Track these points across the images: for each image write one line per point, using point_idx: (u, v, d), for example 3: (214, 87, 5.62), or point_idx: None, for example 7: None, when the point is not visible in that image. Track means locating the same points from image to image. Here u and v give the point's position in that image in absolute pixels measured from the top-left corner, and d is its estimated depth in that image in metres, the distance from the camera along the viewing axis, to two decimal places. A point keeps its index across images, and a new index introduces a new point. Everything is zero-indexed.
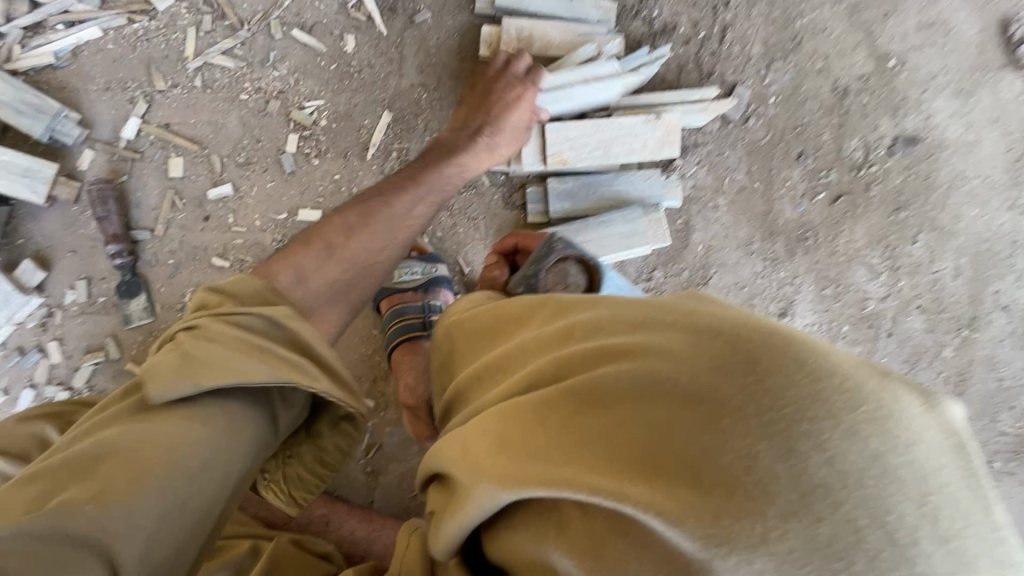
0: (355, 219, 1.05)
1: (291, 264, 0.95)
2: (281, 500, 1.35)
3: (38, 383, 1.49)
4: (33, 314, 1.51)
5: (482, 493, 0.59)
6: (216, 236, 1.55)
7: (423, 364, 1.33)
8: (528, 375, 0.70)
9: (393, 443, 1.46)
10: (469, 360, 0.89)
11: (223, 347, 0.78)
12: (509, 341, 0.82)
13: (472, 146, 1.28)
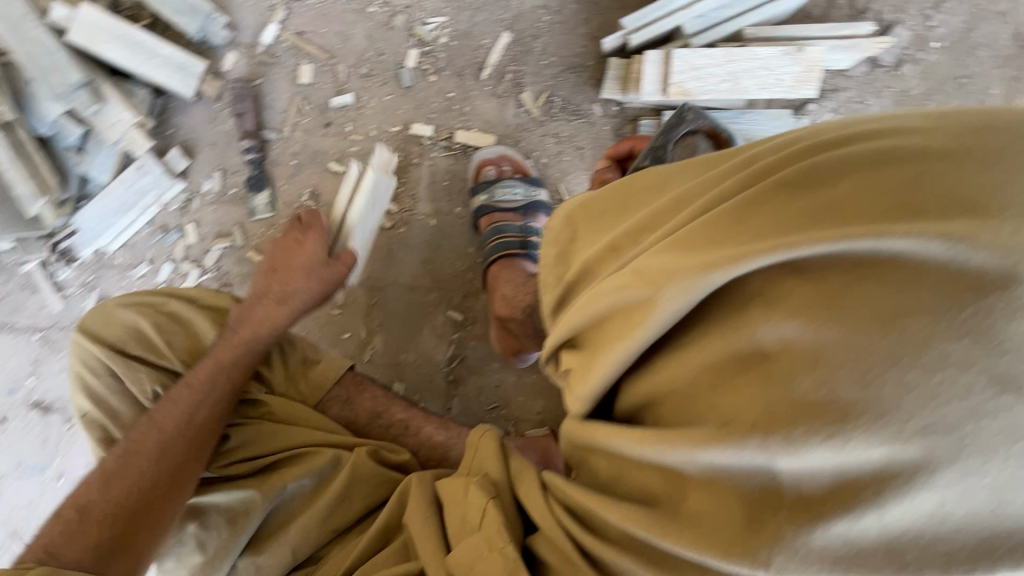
0: (113, 465, 1.09)
1: (96, 479, 1.07)
2: (361, 401, 1.35)
3: (175, 260, 1.67)
4: (176, 198, 1.68)
5: (677, 288, 0.64)
6: (336, 142, 1.64)
7: (521, 278, 1.35)
8: (673, 213, 0.75)
9: (477, 357, 1.51)
10: (585, 237, 0.88)
11: None
12: (623, 208, 0.86)
13: (261, 307, 1.25)
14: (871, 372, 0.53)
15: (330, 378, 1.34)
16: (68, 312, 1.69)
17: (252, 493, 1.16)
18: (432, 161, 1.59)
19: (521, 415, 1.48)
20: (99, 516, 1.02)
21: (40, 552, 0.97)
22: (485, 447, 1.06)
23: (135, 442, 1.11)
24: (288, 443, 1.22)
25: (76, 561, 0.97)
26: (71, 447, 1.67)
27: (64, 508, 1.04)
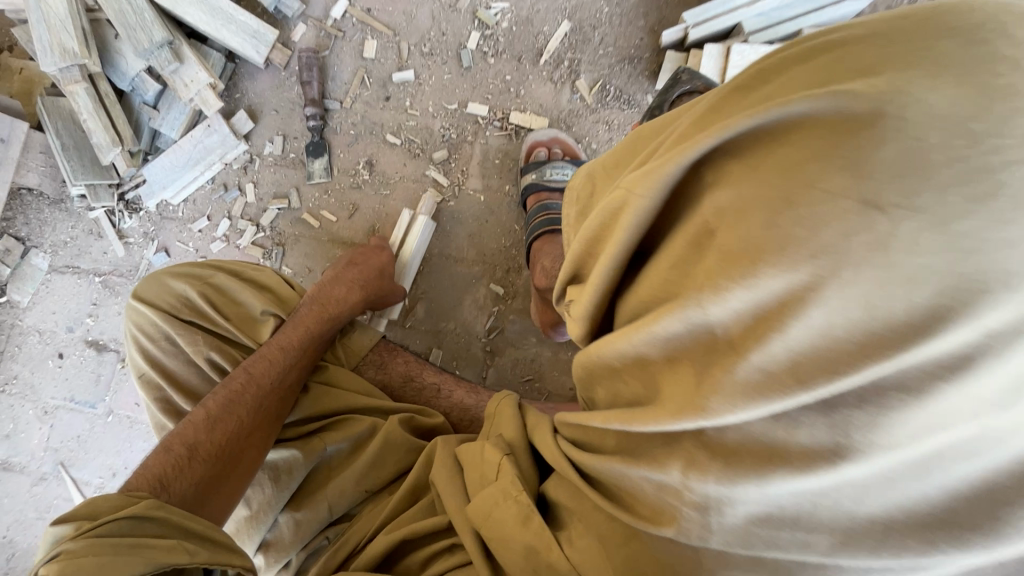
0: (213, 413, 1.13)
1: (196, 428, 1.10)
2: (395, 365, 1.42)
3: (233, 217, 1.75)
4: (238, 158, 1.76)
5: (641, 185, 0.60)
6: (394, 116, 1.70)
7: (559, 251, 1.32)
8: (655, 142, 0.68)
9: (515, 331, 1.56)
10: (598, 190, 0.81)
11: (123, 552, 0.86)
12: (626, 154, 0.77)
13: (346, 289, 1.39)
14: (820, 241, 0.46)
15: (365, 345, 1.43)
16: (129, 259, 1.79)
17: (293, 450, 1.20)
18: (486, 140, 1.65)
19: (553, 389, 1.52)
20: (207, 455, 1.07)
21: (152, 484, 1.00)
22: (503, 408, 1.05)
23: (229, 389, 1.16)
24: (327, 404, 1.27)
25: (182, 495, 1.01)
26: (120, 387, 1.75)
27: (170, 445, 1.08)
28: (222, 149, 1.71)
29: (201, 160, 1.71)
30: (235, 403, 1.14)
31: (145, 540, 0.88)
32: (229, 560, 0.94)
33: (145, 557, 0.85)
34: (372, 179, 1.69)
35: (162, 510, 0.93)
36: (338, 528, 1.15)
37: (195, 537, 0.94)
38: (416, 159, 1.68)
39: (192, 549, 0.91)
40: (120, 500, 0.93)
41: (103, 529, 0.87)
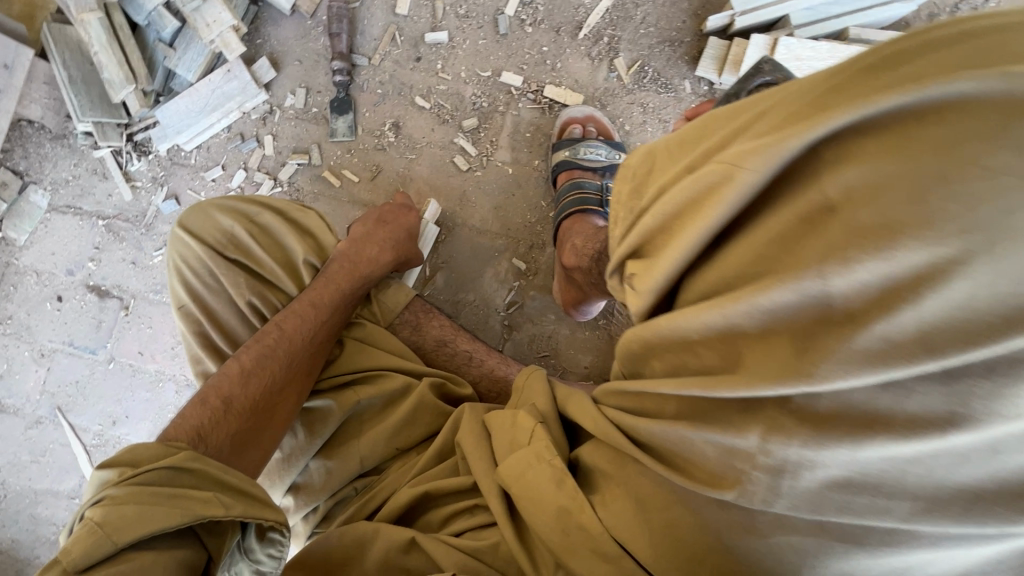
0: (248, 367, 1.14)
1: (232, 382, 1.12)
2: (430, 328, 1.43)
3: (249, 168, 1.69)
4: (257, 108, 1.69)
5: (752, 157, 0.53)
6: (425, 78, 1.65)
7: (590, 229, 1.31)
8: (730, 118, 0.65)
9: (534, 307, 1.57)
10: (660, 164, 0.74)
11: (159, 499, 0.86)
12: (687, 130, 0.73)
13: (377, 251, 1.38)
14: (974, 217, 0.43)
15: (400, 303, 1.44)
16: (136, 204, 1.72)
17: (327, 402, 1.24)
18: (519, 113, 1.62)
19: (568, 367, 1.55)
20: (242, 408, 1.09)
21: (191, 435, 1.02)
22: (534, 381, 1.06)
23: (262, 344, 1.17)
24: (363, 359, 1.29)
25: (222, 450, 1.04)
26: (122, 334, 1.70)
27: (207, 396, 1.09)
28: (242, 96, 1.64)
29: (219, 107, 1.63)
30: (268, 358, 1.16)
31: (181, 491, 0.89)
32: (262, 516, 0.92)
33: (177, 509, 0.86)
34: (397, 141, 1.65)
35: (201, 462, 0.93)
36: (366, 479, 1.20)
37: (231, 489, 0.93)
38: (444, 125, 1.64)
39: (226, 502, 0.90)
40: (160, 450, 0.94)
41: (144, 478, 0.88)
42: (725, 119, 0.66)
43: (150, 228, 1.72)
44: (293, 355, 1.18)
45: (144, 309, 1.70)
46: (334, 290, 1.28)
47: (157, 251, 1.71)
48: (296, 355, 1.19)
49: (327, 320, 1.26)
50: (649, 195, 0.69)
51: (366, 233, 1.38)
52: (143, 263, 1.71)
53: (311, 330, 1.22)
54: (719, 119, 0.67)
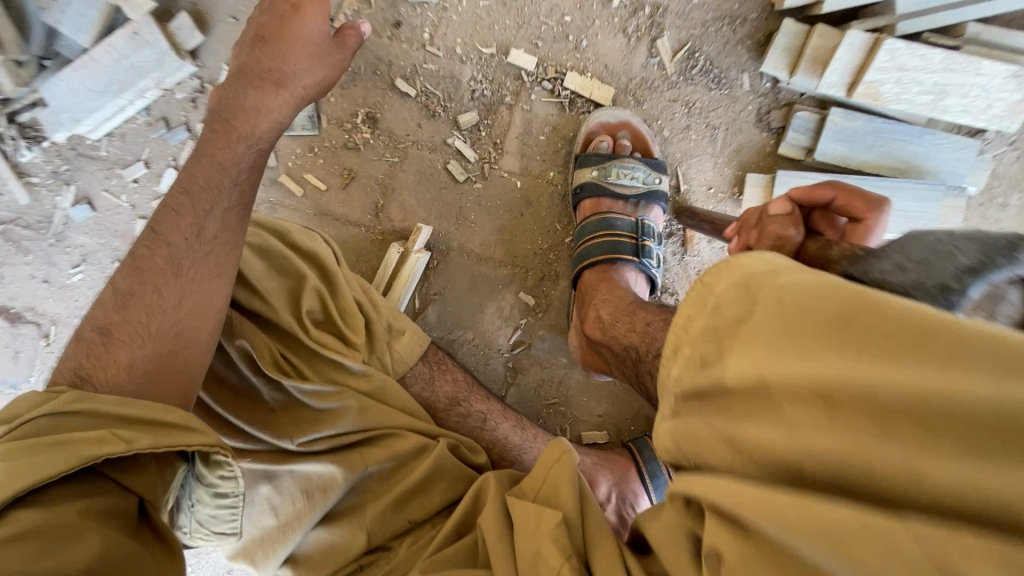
0: (126, 286, 0.88)
1: (122, 311, 0.87)
2: (443, 384, 1.15)
3: (182, 167, 1.31)
4: (183, 84, 1.28)
5: None
6: (407, 51, 1.26)
7: (624, 298, 1.06)
8: (885, 338, 0.40)
9: (544, 349, 1.34)
10: (743, 331, 0.48)
11: (36, 449, 0.67)
12: (818, 286, 0.46)
13: (251, 94, 0.93)
14: None
15: (414, 352, 1.13)
16: (38, 207, 1.33)
17: (329, 469, 0.97)
18: (530, 107, 1.27)
19: (579, 416, 1.35)
20: (133, 351, 0.84)
21: (71, 374, 0.81)
22: (556, 469, 0.86)
23: (153, 257, 0.90)
24: (378, 416, 1.02)
25: (117, 382, 0.81)
26: (49, 366, 1.39)
27: (83, 330, 0.86)
28: (159, 72, 1.22)
29: (131, 86, 1.22)
30: (144, 271, 0.89)
31: (70, 434, 0.69)
32: (178, 441, 0.72)
33: (68, 455, 0.67)
34: (374, 138, 1.29)
35: (91, 402, 0.73)
36: (371, 557, 0.95)
37: (136, 421, 0.73)
38: (433, 120, 1.28)
39: (127, 436, 0.70)
40: (35, 399, 0.73)
41: (24, 432, 0.69)
42: (884, 327, 0.41)
43: (61, 238, 1.35)
44: (182, 260, 0.90)
45: (70, 337, 1.38)
46: (216, 171, 0.92)
47: (74, 268, 1.36)
48: (180, 258, 0.90)
49: (223, 203, 0.93)
50: (744, 372, 0.46)
51: (255, 49, 0.92)
52: (59, 282, 1.36)
53: (198, 221, 0.91)
54: (872, 315, 0.41)
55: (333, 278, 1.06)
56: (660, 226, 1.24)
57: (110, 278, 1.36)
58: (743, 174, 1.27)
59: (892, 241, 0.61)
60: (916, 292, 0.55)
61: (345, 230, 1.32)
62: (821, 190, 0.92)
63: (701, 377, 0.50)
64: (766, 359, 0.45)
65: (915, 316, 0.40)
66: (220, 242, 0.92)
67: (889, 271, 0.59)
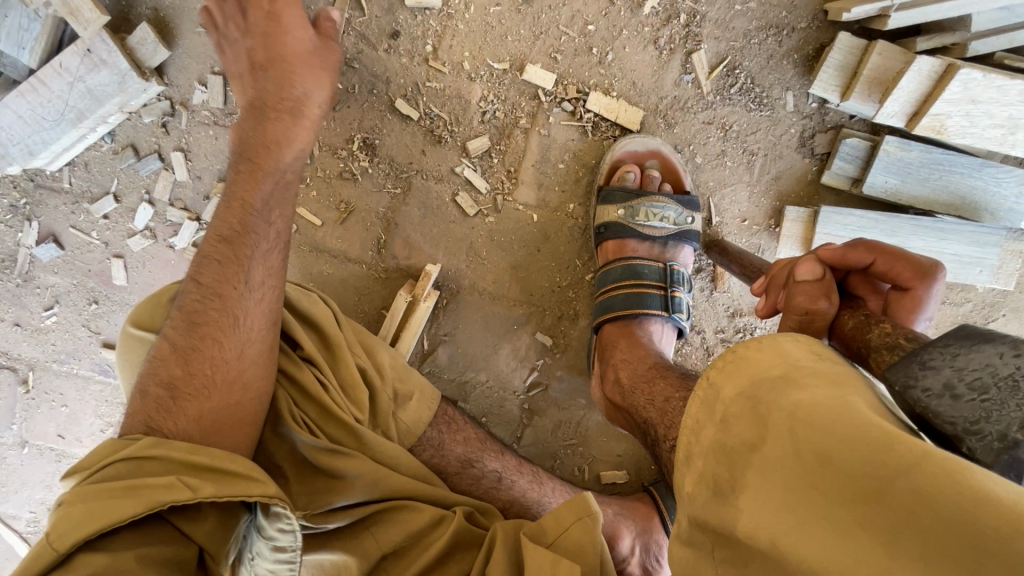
0: (183, 339, 0.79)
1: (187, 365, 0.77)
2: (454, 446, 1.02)
3: (157, 200, 1.16)
4: (150, 105, 1.12)
5: None
6: (407, 67, 1.12)
7: (648, 355, 0.97)
8: (908, 531, 0.37)
9: (561, 390, 1.24)
10: (749, 467, 0.48)
11: (108, 490, 0.61)
12: (839, 434, 0.43)
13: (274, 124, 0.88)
14: None
15: (423, 420, 1.00)
16: None
17: (337, 554, 0.85)
18: (549, 131, 1.14)
19: (598, 455, 1.26)
20: (198, 406, 0.75)
21: (139, 426, 0.73)
22: (578, 530, 0.80)
23: (201, 304, 0.81)
24: (390, 485, 0.89)
25: (185, 434, 0.73)
26: (30, 414, 1.27)
27: (145, 386, 0.76)
28: (122, 96, 1.05)
29: (89, 114, 1.05)
30: (200, 322, 0.80)
31: (141, 478, 0.63)
32: (245, 493, 0.65)
33: (139, 499, 0.61)
34: (374, 167, 1.15)
35: (165, 447, 0.67)
36: None
37: (205, 470, 0.67)
38: (439, 146, 1.14)
39: (195, 482, 0.65)
40: (111, 443, 0.68)
41: (101, 475, 0.64)
42: (907, 514, 0.38)
43: (29, 278, 1.20)
44: (232, 307, 0.81)
45: (50, 382, 1.25)
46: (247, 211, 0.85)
47: (46, 311, 1.22)
48: (232, 303, 0.81)
49: (268, 243, 0.85)
50: (752, 523, 0.45)
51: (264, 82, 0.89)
52: (31, 325, 1.23)
53: (246, 265, 0.83)
54: (896, 496, 0.39)
55: (334, 344, 0.94)
56: (689, 267, 1.15)
57: (87, 321, 1.22)
58: (781, 205, 1.15)
59: (943, 343, 0.50)
60: (972, 437, 0.44)
61: (344, 268, 1.19)
62: (856, 253, 0.75)
63: (713, 509, 0.50)
64: (768, 505, 0.45)
65: (944, 504, 0.37)
66: (269, 286, 0.84)
67: (934, 394, 0.48)
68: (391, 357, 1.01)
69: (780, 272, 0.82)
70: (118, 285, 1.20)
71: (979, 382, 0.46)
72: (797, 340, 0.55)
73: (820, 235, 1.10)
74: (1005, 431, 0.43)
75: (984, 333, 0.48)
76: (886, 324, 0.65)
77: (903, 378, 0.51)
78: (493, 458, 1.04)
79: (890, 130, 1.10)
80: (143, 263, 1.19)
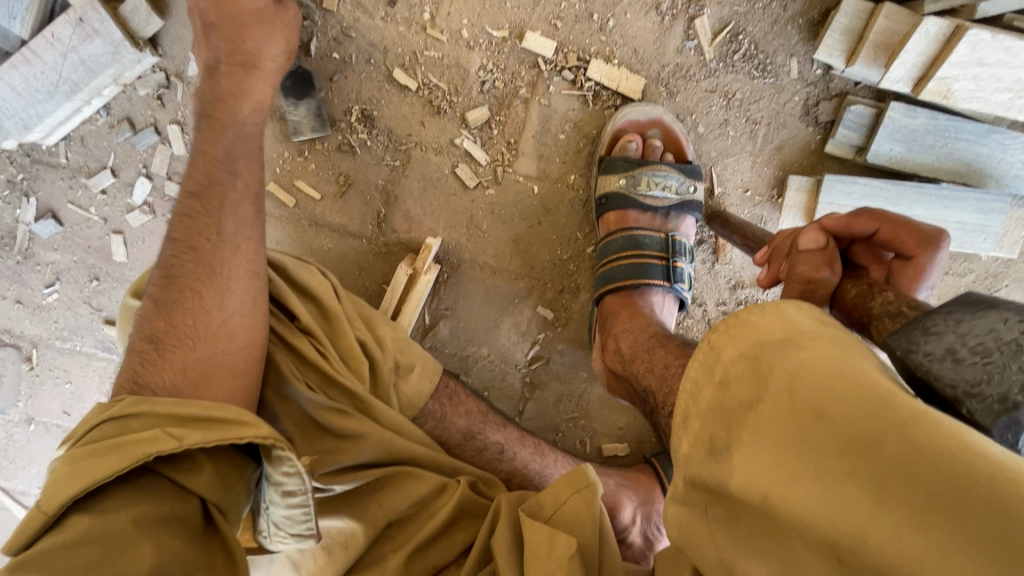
0: (163, 298, 0.79)
1: (170, 321, 0.77)
2: (455, 418, 1.02)
3: (155, 175, 1.15)
4: (146, 77, 1.11)
5: None
6: (405, 35, 1.10)
7: (649, 325, 0.97)
8: (900, 486, 0.38)
9: (563, 363, 1.24)
10: (745, 428, 0.47)
11: (96, 449, 0.61)
12: (838, 393, 0.43)
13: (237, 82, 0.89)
14: None
15: (425, 391, 1.00)
16: None
17: (345, 521, 0.85)
18: (549, 100, 1.13)
19: (599, 428, 1.26)
20: (184, 357, 0.75)
21: (126, 385, 0.72)
22: (576, 501, 0.80)
23: (179, 262, 0.81)
24: (393, 456, 0.90)
25: (171, 386, 0.72)
26: (35, 391, 1.28)
27: (132, 348, 0.76)
28: (115, 67, 1.04)
29: (83, 86, 1.04)
30: (179, 281, 0.80)
31: (128, 435, 0.62)
32: (230, 437, 0.63)
33: (124, 455, 0.60)
34: (372, 140, 1.14)
35: (147, 403, 0.66)
36: None
37: (189, 419, 0.65)
38: (438, 117, 1.13)
39: (181, 434, 0.63)
40: (96, 408, 0.67)
41: (88, 435, 0.63)
42: (902, 469, 0.38)
43: (28, 255, 1.20)
44: (211, 262, 0.81)
45: (53, 359, 1.26)
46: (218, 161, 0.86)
47: (47, 288, 1.22)
48: (212, 257, 0.81)
49: (238, 194, 0.86)
50: (748, 482, 0.45)
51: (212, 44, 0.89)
52: (33, 303, 1.23)
53: (218, 216, 0.83)
54: (887, 451, 0.39)
55: (332, 318, 0.93)
56: (692, 237, 1.14)
57: (88, 298, 1.22)
58: (784, 175, 1.14)
59: (947, 310, 0.50)
60: (973, 399, 0.44)
61: (344, 242, 1.19)
62: (861, 221, 0.73)
63: (709, 468, 0.49)
64: (762, 463, 0.44)
65: (940, 460, 0.37)
66: (245, 237, 0.84)
67: (935, 357, 0.48)
68: (390, 330, 1.00)
69: (784, 242, 0.82)
70: (119, 261, 1.20)
71: (981, 346, 0.46)
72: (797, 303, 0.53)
73: (823, 205, 1.09)
74: (1005, 393, 0.43)
75: (990, 300, 0.47)
76: (889, 294, 0.65)
77: (905, 344, 0.51)
78: (495, 429, 1.05)
79: (896, 96, 1.08)
80: (142, 238, 1.18)
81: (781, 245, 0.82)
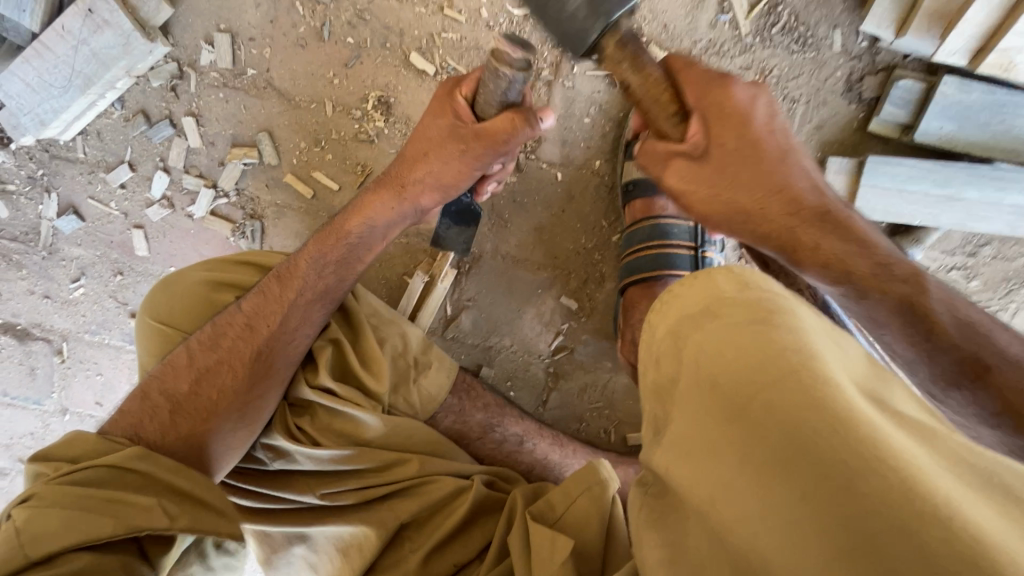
0: (200, 355, 0.82)
1: (191, 386, 0.81)
2: (474, 412, 1.01)
3: (171, 168, 1.14)
4: (158, 68, 1.09)
5: None
6: (421, 16, 1.06)
7: None
8: (763, 454, 0.38)
9: (586, 354, 1.21)
10: (669, 409, 0.46)
11: (85, 500, 0.64)
12: (733, 362, 0.42)
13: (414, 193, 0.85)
14: None
15: (446, 385, 0.98)
16: (20, 217, 1.19)
17: (356, 526, 0.83)
18: (573, 82, 1.08)
19: (624, 418, 1.23)
20: (195, 427, 0.79)
21: (128, 432, 0.77)
22: (586, 499, 0.80)
23: (230, 331, 0.84)
24: (403, 466, 0.88)
25: (170, 451, 0.76)
26: (69, 381, 1.30)
27: (146, 390, 0.80)
28: (127, 59, 1.03)
29: (96, 79, 1.03)
30: (217, 348, 0.83)
31: (123, 494, 0.66)
32: (215, 530, 0.68)
33: (117, 519, 0.64)
34: (389, 127, 1.09)
35: (149, 462, 0.70)
36: None
37: (182, 494, 0.70)
38: None
39: (173, 511, 0.67)
40: (101, 446, 0.71)
41: (77, 475, 0.66)
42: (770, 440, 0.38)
43: (53, 250, 1.21)
44: (261, 345, 0.83)
45: (84, 352, 1.28)
46: (344, 248, 0.87)
47: (73, 282, 1.22)
48: (259, 342, 0.84)
49: (313, 296, 0.86)
50: (665, 463, 0.45)
51: (394, 163, 0.88)
52: (60, 297, 1.24)
53: (309, 305, 0.86)
54: (756, 416, 0.39)
55: (356, 325, 0.92)
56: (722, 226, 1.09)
57: (114, 292, 1.23)
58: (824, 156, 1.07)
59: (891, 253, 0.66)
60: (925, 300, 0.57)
61: None
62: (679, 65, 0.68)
63: (649, 447, 0.48)
64: (672, 439, 0.45)
65: (792, 429, 0.37)
66: (316, 321, 0.87)
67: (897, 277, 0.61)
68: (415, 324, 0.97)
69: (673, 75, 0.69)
70: (141, 256, 1.19)
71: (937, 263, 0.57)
72: (733, 269, 0.49)
73: (867, 188, 1.02)
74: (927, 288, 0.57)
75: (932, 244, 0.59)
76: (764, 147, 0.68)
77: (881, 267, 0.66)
78: (517, 422, 1.04)
79: (949, 69, 1.00)
80: (163, 233, 1.18)
81: (660, 154, 0.68)
